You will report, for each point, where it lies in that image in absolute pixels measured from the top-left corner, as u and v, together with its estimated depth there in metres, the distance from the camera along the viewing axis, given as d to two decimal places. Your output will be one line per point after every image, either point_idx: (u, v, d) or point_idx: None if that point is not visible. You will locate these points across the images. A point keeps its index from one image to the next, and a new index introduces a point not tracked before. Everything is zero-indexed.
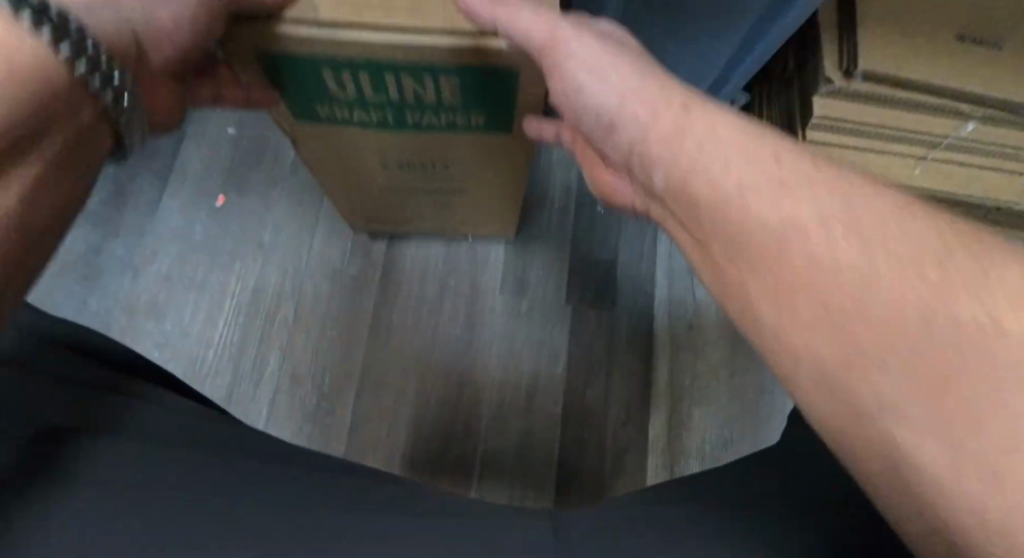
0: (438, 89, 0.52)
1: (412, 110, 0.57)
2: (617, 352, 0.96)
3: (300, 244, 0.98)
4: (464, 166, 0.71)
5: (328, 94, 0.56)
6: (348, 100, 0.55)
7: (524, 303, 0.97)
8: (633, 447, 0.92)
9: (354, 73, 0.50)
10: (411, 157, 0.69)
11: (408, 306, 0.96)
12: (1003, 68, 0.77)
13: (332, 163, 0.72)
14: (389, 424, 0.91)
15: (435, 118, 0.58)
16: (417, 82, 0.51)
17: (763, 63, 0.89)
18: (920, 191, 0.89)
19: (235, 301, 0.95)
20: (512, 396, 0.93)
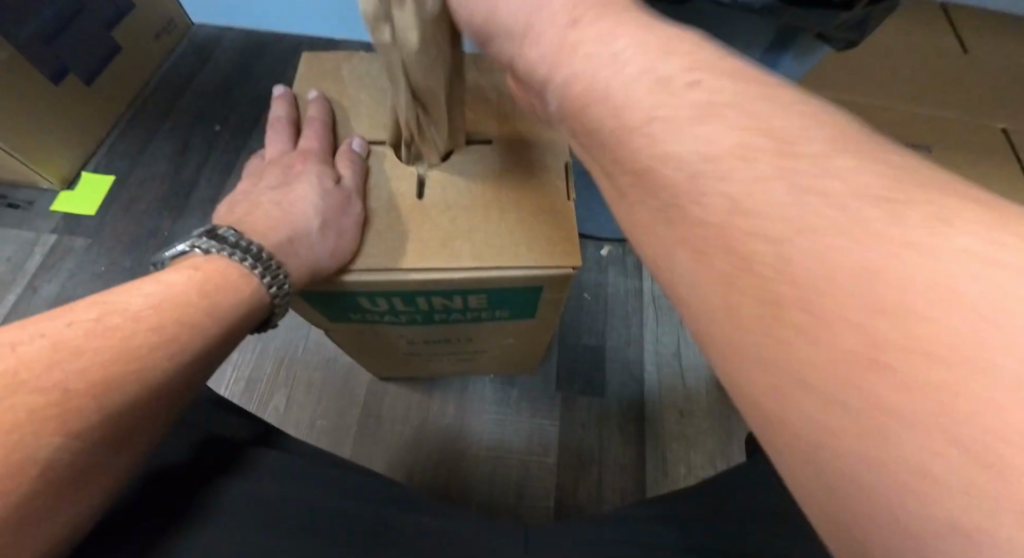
0: (467, 300, 0.60)
1: (442, 312, 0.63)
2: (608, 437, 0.99)
3: (297, 335, 1.03)
4: (486, 339, 0.75)
5: (363, 303, 0.60)
6: (381, 311, 0.62)
7: (514, 393, 1.02)
8: (627, 496, 0.95)
9: (390, 297, 0.58)
10: (436, 339, 0.74)
11: (398, 400, 0.99)
12: (939, 167, 0.87)
13: (361, 344, 0.77)
14: (385, 456, 0.95)
15: (462, 315, 0.64)
16: (446, 298, 0.59)
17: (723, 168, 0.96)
18: None
19: (231, 384, 0.98)
20: (504, 491, 0.95)
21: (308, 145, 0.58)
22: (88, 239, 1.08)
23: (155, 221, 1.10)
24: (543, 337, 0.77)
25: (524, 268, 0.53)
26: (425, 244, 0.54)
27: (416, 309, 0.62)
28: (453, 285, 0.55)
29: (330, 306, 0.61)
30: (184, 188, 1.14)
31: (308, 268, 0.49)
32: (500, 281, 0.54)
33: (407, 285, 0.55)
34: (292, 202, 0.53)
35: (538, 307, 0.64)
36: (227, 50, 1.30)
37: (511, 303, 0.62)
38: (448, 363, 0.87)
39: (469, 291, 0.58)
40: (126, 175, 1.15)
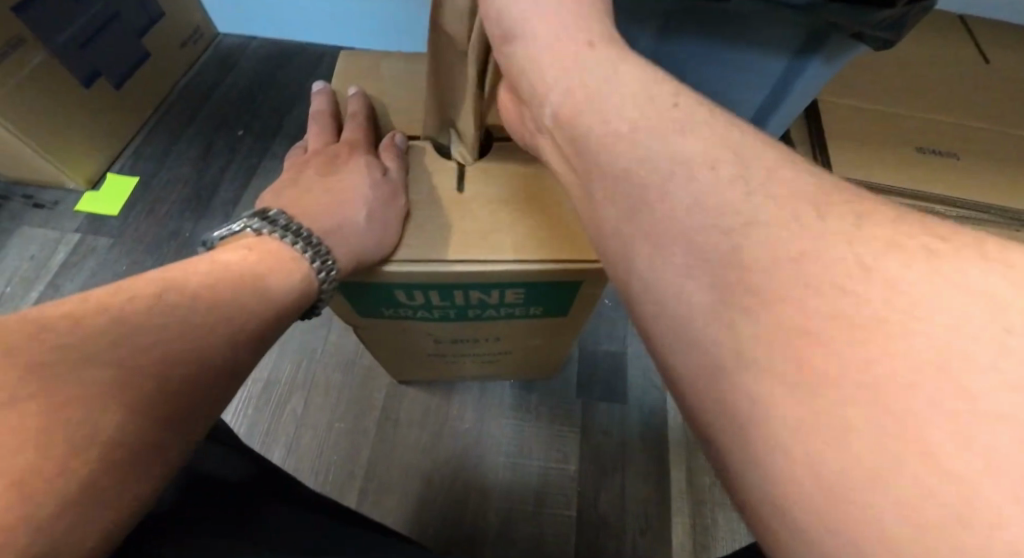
0: (502, 298, 0.59)
1: (474, 311, 0.62)
2: (631, 450, 0.97)
3: (316, 337, 1.02)
4: (513, 339, 0.74)
5: (398, 299, 0.59)
6: (413, 306, 0.61)
7: (534, 400, 1.01)
8: (651, 514, 0.93)
9: (425, 293, 0.57)
10: (463, 339, 0.72)
11: (419, 405, 0.98)
12: (967, 175, 0.87)
13: (386, 343, 0.75)
14: (406, 467, 0.93)
15: (494, 312, 0.63)
16: (482, 294, 0.58)
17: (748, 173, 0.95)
18: None
19: (249, 387, 0.97)
20: (525, 501, 0.93)
21: (348, 137, 0.58)
22: (111, 238, 1.09)
23: (177, 222, 1.11)
24: (571, 338, 0.76)
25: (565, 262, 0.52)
26: (468, 235, 0.53)
27: (448, 306, 0.61)
28: (490, 279, 0.54)
29: (361, 300, 0.60)
30: (206, 191, 1.15)
31: (354, 254, 0.49)
32: (539, 278, 0.54)
33: (446, 279, 0.53)
34: (337, 191, 0.53)
35: (572, 304, 0.63)
36: (252, 58, 1.33)
37: (545, 300, 0.61)
38: (471, 365, 0.86)
39: (509, 286, 0.56)
40: (150, 178, 1.16)
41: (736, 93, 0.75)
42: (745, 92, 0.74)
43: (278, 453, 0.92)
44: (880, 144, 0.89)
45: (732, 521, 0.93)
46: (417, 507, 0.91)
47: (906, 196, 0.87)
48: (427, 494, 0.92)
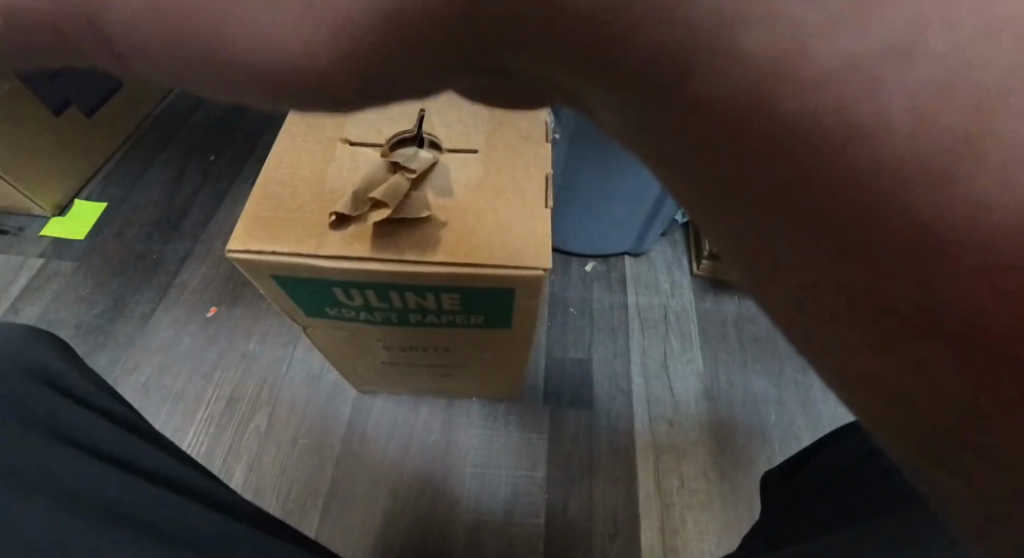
0: (440, 302, 0.56)
1: (415, 313, 0.58)
2: (600, 457, 0.98)
3: (282, 353, 1.01)
4: (463, 350, 0.73)
5: (332, 308, 0.57)
6: (354, 306, 0.57)
7: (501, 409, 1.01)
8: (620, 519, 0.93)
9: (362, 291, 0.53)
10: (414, 343, 0.70)
11: (385, 417, 0.98)
12: None
13: (340, 347, 0.72)
14: (370, 485, 0.92)
15: (437, 318, 0.60)
16: (420, 296, 0.54)
17: None
18: None
19: (210, 407, 0.96)
20: (493, 512, 0.92)
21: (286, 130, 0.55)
22: (76, 262, 1.08)
23: (145, 243, 1.11)
24: (527, 353, 0.75)
25: (509, 269, 0.50)
26: (402, 235, 0.50)
27: (388, 306, 0.57)
28: (423, 284, 0.51)
29: (297, 300, 0.56)
30: (176, 213, 1.15)
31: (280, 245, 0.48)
32: (481, 286, 0.52)
33: (377, 279, 0.50)
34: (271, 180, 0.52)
35: (516, 318, 0.60)
36: None
37: (490, 308, 0.58)
38: (429, 378, 0.85)
39: (446, 290, 0.53)
40: (117, 202, 1.16)
41: None
42: None
43: (238, 472, 0.91)
44: None
45: (701, 520, 0.93)
46: (381, 522, 0.90)
47: None
48: (391, 509, 0.91)
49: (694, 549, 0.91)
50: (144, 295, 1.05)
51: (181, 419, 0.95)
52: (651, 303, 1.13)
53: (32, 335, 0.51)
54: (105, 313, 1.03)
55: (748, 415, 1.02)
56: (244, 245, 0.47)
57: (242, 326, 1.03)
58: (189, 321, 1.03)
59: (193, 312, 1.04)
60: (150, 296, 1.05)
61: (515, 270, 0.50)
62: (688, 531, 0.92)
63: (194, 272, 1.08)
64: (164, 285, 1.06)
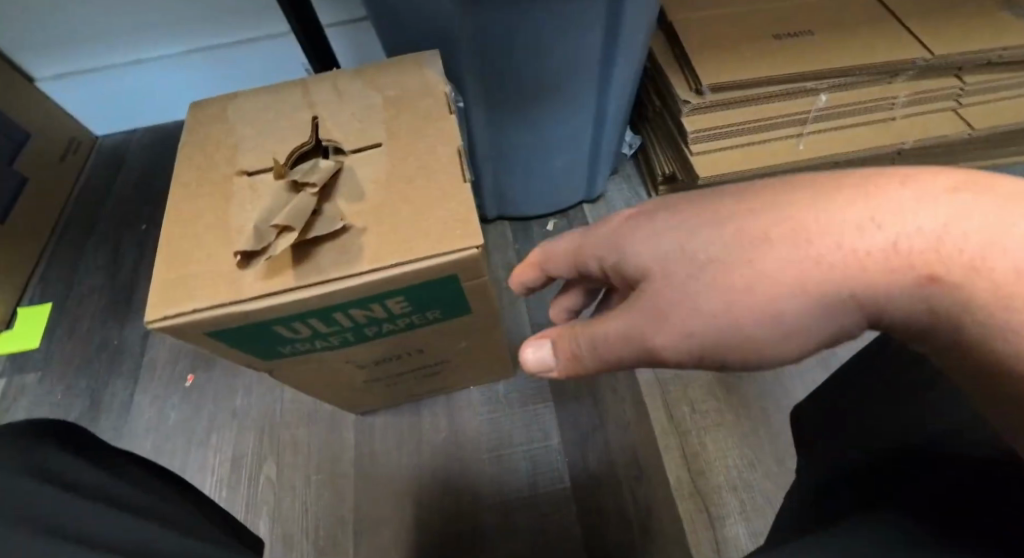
0: (389, 309, 0.55)
1: (371, 327, 0.58)
2: (607, 406, 0.99)
3: (270, 399, 1.00)
4: (438, 347, 0.72)
5: (286, 347, 0.57)
6: (306, 337, 0.56)
7: (500, 389, 1.01)
8: (642, 459, 0.94)
9: (306, 320, 0.52)
10: (386, 355, 0.69)
11: (390, 430, 0.98)
12: (825, 47, 0.91)
13: (316, 379, 0.71)
14: (394, 499, 0.92)
15: (395, 325, 0.59)
16: (366, 309, 0.53)
17: (627, 100, 0.95)
18: (816, 159, 0.96)
19: (217, 472, 0.95)
20: (518, 489, 0.93)
21: (176, 190, 0.54)
22: (39, 371, 1.05)
23: (102, 333, 1.08)
24: (502, 331, 0.74)
25: (440, 256, 0.48)
26: (322, 253, 0.49)
27: (340, 328, 0.56)
28: (362, 297, 0.51)
29: (249, 347, 0.55)
30: (125, 294, 1.12)
31: (204, 299, 0.48)
32: (420, 281, 0.51)
33: (313, 305, 0.50)
34: (185, 239, 0.51)
35: (472, 301, 0.59)
36: (137, 150, 1.30)
37: (442, 301, 0.57)
38: (417, 382, 0.84)
39: (388, 296, 0.52)
40: (62, 300, 1.13)
41: (576, 34, 0.77)
42: (583, 31, 0.76)
43: (261, 525, 0.91)
44: (739, 42, 0.91)
45: (719, 439, 0.95)
46: (415, 531, 0.90)
47: (777, 82, 0.90)
48: (421, 516, 0.91)
49: (719, 467, 0.93)
50: (119, 384, 1.03)
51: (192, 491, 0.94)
52: None
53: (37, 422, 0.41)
54: (84, 412, 1.01)
55: None
56: (161, 313, 0.47)
57: (222, 384, 1.02)
58: (170, 395, 1.01)
59: (170, 385, 1.02)
60: (124, 382, 1.03)
61: (446, 255, 0.48)
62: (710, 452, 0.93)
63: (160, 347, 1.06)
64: (135, 368, 1.04)
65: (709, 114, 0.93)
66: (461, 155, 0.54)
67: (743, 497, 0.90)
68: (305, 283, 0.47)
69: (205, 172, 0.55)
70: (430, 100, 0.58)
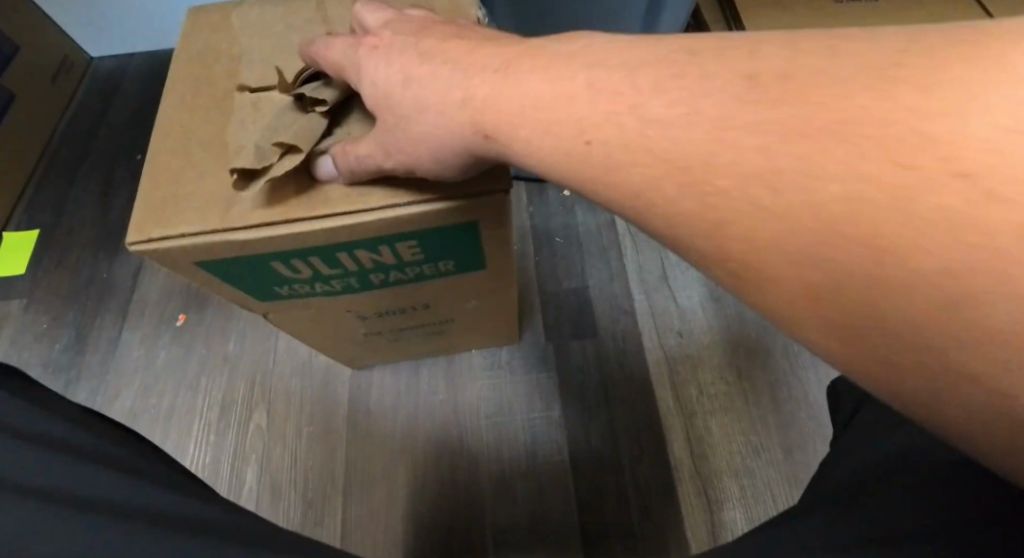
0: (398, 254, 0.50)
1: (377, 274, 0.53)
2: (613, 382, 0.95)
3: (264, 346, 0.96)
4: (445, 304, 0.67)
5: (283, 289, 0.53)
6: (306, 279, 0.51)
7: (504, 354, 0.97)
8: (644, 438, 0.91)
9: (305, 259, 0.48)
10: (389, 308, 0.65)
11: (386, 388, 0.94)
12: None
13: (312, 327, 0.67)
14: (386, 459, 0.89)
15: (403, 274, 0.54)
16: (373, 252, 0.49)
17: None
18: None
19: (205, 416, 0.91)
20: (515, 457, 0.90)
21: (169, 102, 0.49)
22: (25, 300, 1.01)
23: (91, 265, 1.03)
24: (514, 293, 0.69)
25: (459, 196, 0.43)
26: (328, 183, 0.44)
27: (343, 271, 0.51)
28: (368, 237, 0.46)
29: (242, 284, 0.50)
30: (116, 227, 1.07)
31: (194, 226, 0.43)
32: (435, 224, 0.45)
33: (316, 241, 0.45)
34: (178, 156, 0.46)
35: (489, 255, 0.54)
36: (135, 76, 1.23)
37: (455, 251, 0.52)
38: (420, 340, 0.80)
39: (397, 239, 0.47)
40: (51, 228, 1.08)
41: None
42: None
43: (248, 474, 0.88)
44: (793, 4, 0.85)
45: (727, 424, 0.91)
46: (407, 492, 0.88)
47: None
48: (414, 478, 0.88)
49: (722, 452, 0.89)
50: (107, 319, 0.99)
51: (179, 434, 0.90)
52: None
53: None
54: (69, 345, 0.97)
55: (754, 311, 0.99)
56: (146, 235, 0.43)
57: (213, 327, 0.97)
58: (158, 334, 0.97)
59: (159, 325, 0.98)
60: (112, 317, 0.99)
61: (466, 196, 0.43)
62: (715, 436, 0.90)
63: (151, 284, 1.01)
64: (125, 303, 1.00)
65: None
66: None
67: (745, 483, 0.87)
68: (308, 215, 0.42)
69: (203, 85, 0.49)
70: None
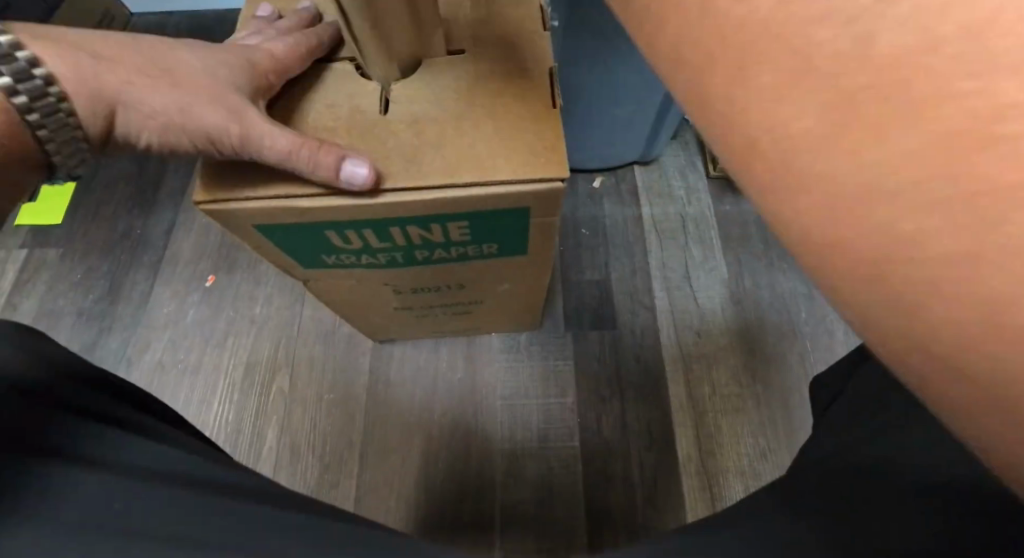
0: (446, 233, 0.51)
1: (421, 251, 0.55)
2: (628, 374, 0.97)
3: (291, 312, 0.98)
4: (479, 284, 0.68)
5: (330, 257, 0.54)
6: (355, 250, 0.53)
7: (523, 339, 0.99)
8: (655, 432, 0.93)
9: (358, 231, 0.49)
10: (425, 284, 0.67)
11: (407, 362, 0.96)
12: None
13: (347, 297, 0.69)
14: (402, 431, 0.92)
15: (446, 253, 0.56)
16: (423, 230, 0.50)
17: None
18: None
19: (230, 374, 0.94)
20: (528, 439, 0.92)
21: None
22: (60, 248, 1.04)
23: (125, 221, 1.05)
24: (545, 279, 0.70)
25: (516, 181, 0.44)
26: (388, 159, 0.45)
27: (391, 246, 0.53)
28: (421, 214, 0.47)
29: (293, 250, 0.52)
30: (151, 183, 1.08)
31: (258, 191, 0.44)
32: (488, 207, 0.47)
33: (372, 213, 0.46)
34: None
35: (532, 241, 0.56)
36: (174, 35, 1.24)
37: (500, 234, 0.53)
38: (446, 317, 0.81)
39: (449, 218, 0.49)
40: (89, 179, 1.10)
41: None
42: None
43: (270, 434, 0.90)
44: None
45: (737, 425, 0.93)
46: (421, 463, 0.90)
47: None
48: (429, 450, 0.91)
49: (730, 451, 0.91)
50: (139, 273, 1.01)
51: (204, 391, 0.93)
52: (665, 214, 1.08)
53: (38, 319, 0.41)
54: (102, 296, 0.99)
55: (773, 316, 1.00)
56: (210, 196, 0.44)
57: (241, 289, 1.00)
58: (187, 293, 0.99)
59: (189, 283, 1.00)
60: (144, 272, 1.01)
61: (522, 182, 0.44)
62: (725, 436, 0.92)
63: (182, 243, 1.03)
64: (156, 259, 1.02)
65: None
66: (552, 76, 0.48)
67: (750, 483, 0.89)
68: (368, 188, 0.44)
69: None
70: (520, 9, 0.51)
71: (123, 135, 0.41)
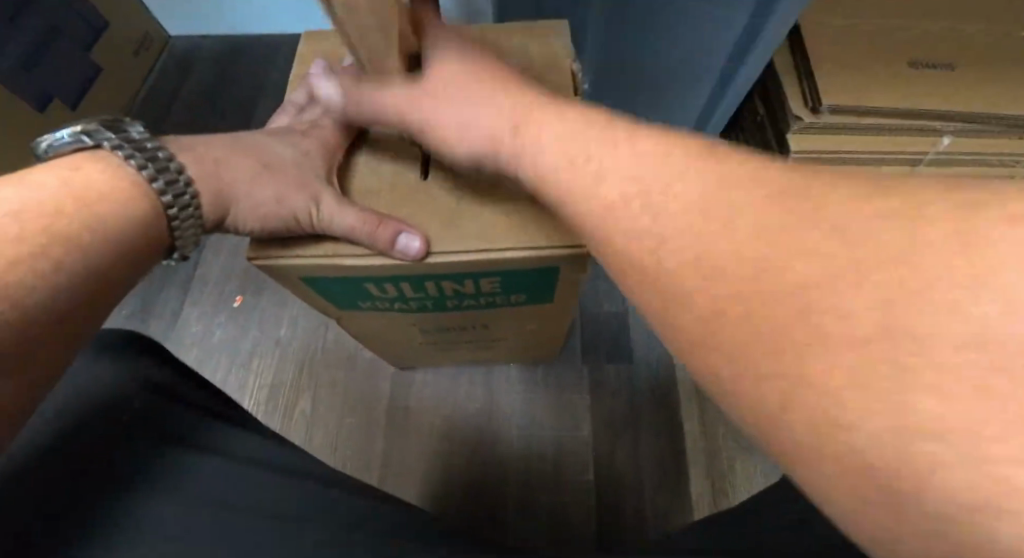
0: (479, 287, 0.53)
1: (453, 300, 0.56)
2: (643, 408, 0.98)
3: (315, 334, 1.01)
4: (505, 325, 0.70)
5: (366, 304, 0.56)
6: (390, 298, 0.55)
7: (540, 371, 1.00)
8: (668, 468, 0.93)
9: (396, 284, 0.51)
10: (452, 324, 0.68)
11: (426, 389, 0.98)
12: (966, 84, 0.84)
13: (377, 333, 0.71)
14: (419, 456, 0.93)
15: (476, 301, 0.57)
16: (457, 284, 0.52)
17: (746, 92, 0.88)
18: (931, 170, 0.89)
19: (254, 395, 0.96)
20: (543, 471, 0.93)
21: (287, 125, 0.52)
22: None
23: None
24: (569, 320, 0.72)
25: (550, 246, 0.46)
26: (430, 221, 0.47)
27: (425, 296, 0.54)
28: (458, 272, 0.49)
29: (332, 297, 0.54)
30: None
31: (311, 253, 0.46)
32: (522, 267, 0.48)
33: (412, 272, 0.48)
34: None
35: (559, 291, 0.57)
36: (209, 56, 1.28)
37: (530, 287, 0.55)
38: (467, 351, 0.83)
39: (483, 275, 0.50)
40: None
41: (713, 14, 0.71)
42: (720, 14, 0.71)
43: None
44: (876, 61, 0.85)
45: (750, 463, 0.93)
46: (437, 491, 0.92)
47: (900, 114, 0.84)
48: (445, 476, 0.93)
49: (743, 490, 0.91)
50: (170, 292, 1.04)
51: None
52: None
53: (130, 371, 0.45)
54: (134, 313, 1.02)
55: None
56: (263, 254, 0.46)
57: (268, 311, 1.02)
58: (215, 313, 1.02)
59: (217, 303, 1.03)
60: (175, 291, 1.04)
61: (556, 247, 0.46)
62: (738, 474, 0.92)
63: (211, 262, 1.06)
64: (187, 278, 1.05)
65: (821, 134, 0.88)
66: None
67: None
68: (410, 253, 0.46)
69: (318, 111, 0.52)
70: (553, 73, 0.53)
71: (230, 222, 0.44)
